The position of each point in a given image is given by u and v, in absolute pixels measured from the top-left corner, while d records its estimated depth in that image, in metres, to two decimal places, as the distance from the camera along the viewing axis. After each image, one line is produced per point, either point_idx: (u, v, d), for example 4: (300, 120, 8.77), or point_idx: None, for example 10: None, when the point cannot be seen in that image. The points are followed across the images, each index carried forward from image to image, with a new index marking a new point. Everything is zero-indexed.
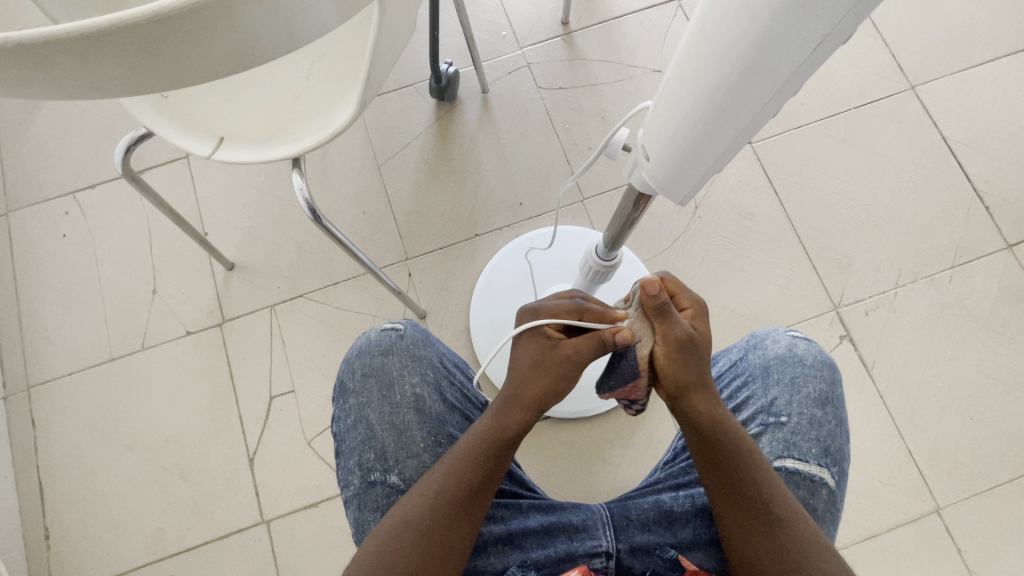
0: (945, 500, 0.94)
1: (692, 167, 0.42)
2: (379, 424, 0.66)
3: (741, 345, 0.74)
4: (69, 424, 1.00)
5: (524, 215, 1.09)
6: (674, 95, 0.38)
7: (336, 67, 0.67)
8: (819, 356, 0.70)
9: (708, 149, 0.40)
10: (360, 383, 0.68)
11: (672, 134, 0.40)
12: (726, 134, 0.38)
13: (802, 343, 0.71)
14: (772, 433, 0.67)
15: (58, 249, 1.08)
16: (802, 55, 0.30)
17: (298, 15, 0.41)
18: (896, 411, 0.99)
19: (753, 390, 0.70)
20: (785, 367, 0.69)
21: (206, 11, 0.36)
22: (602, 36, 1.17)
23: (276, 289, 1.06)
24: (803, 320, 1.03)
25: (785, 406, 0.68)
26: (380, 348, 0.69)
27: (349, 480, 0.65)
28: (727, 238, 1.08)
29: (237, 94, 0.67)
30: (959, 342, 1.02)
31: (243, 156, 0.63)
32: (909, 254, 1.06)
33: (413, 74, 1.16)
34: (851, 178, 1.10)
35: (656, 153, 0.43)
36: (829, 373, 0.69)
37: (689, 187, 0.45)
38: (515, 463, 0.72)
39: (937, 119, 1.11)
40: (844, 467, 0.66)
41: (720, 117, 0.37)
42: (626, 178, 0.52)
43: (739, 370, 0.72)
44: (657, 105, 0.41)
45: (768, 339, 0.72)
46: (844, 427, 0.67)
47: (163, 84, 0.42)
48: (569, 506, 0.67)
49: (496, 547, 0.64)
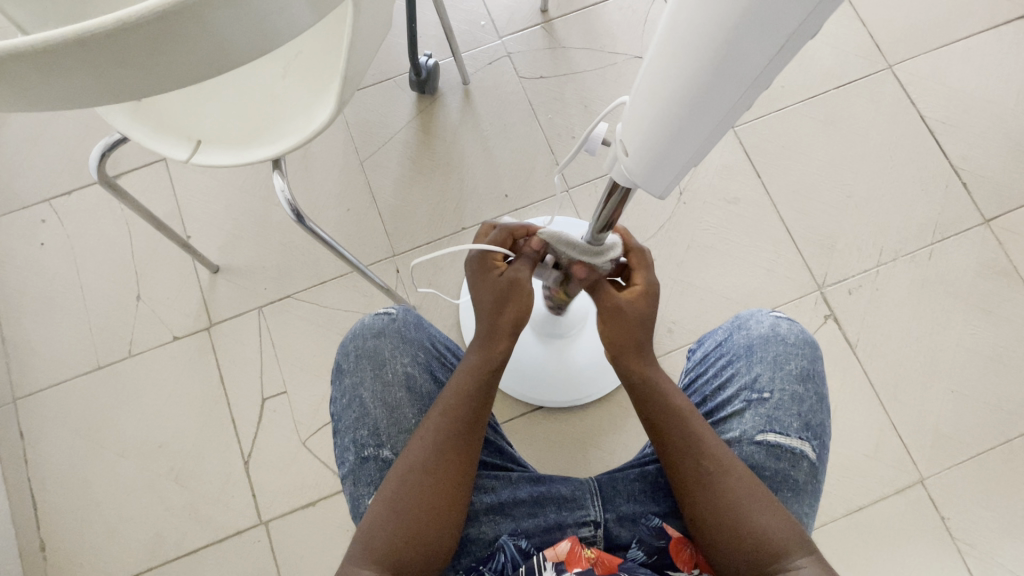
0: (929, 471, 0.97)
1: (672, 161, 0.42)
2: (373, 401, 0.66)
3: (725, 326, 0.75)
4: (60, 434, 0.99)
5: (510, 206, 1.09)
6: (652, 88, 0.38)
7: (312, 63, 0.66)
8: (801, 334, 0.71)
9: (686, 142, 0.40)
10: (354, 363, 0.68)
11: (647, 128, 0.41)
12: (704, 127, 0.38)
13: (786, 322, 0.72)
14: (755, 408, 0.68)
15: (37, 258, 1.06)
16: (774, 48, 0.31)
17: (269, 20, 0.40)
18: (880, 387, 1.01)
19: (736, 368, 0.71)
20: (768, 345, 0.70)
21: (173, 17, 0.36)
22: (582, 23, 1.16)
23: (263, 290, 1.05)
24: (788, 302, 1.05)
25: (767, 382, 0.68)
26: (373, 330, 0.69)
27: (344, 457, 0.66)
28: (712, 222, 1.08)
29: (212, 95, 0.66)
30: (940, 318, 1.04)
31: (223, 159, 0.63)
32: (891, 233, 1.07)
33: (392, 67, 1.14)
34: (833, 159, 1.11)
35: (634, 146, 0.43)
36: (811, 351, 0.70)
37: (668, 180, 0.45)
38: (506, 439, 0.73)
39: (915, 97, 1.13)
40: (825, 441, 0.67)
41: (697, 111, 0.37)
42: (607, 172, 0.51)
43: (724, 350, 0.73)
44: (633, 98, 0.41)
45: (751, 319, 0.73)
46: (825, 403, 0.68)
47: (134, 94, 0.42)
48: (559, 478, 0.68)
49: (488, 517, 0.64)
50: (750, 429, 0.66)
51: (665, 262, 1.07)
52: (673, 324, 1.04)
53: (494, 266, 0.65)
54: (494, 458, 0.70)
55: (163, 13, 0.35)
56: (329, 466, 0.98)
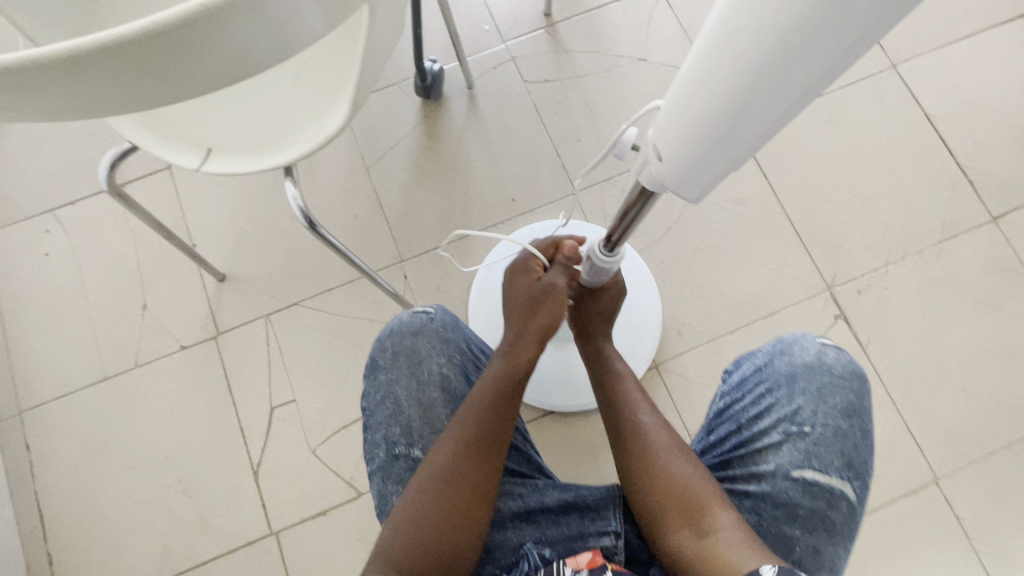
0: (943, 471, 0.97)
1: (710, 168, 0.42)
2: (407, 400, 0.66)
3: (766, 350, 0.72)
4: (66, 446, 0.98)
5: (517, 210, 1.08)
6: (693, 92, 0.38)
7: (323, 71, 0.65)
8: (848, 365, 0.68)
9: (725, 148, 0.40)
10: (389, 359, 0.67)
11: (684, 133, 0.40)
12: (748, 133, 0.38)
13: (832, 351, 0.69)
14: (794, 443, 0.65)
15: (41, 269, 1.06)
16: (831, 53, 0.31)
17: (290, 26, 0.40)
18: (891, 386, 1.01)
19: (777, 398, 0.68)
20: (812, 375, 0.68)
21: (196, 25, 0.35)
22: (586, 26, 1.16)
23: (270, 298, 1.04)
24: (798, 302, 1.04)
25: (809, 416, 0.66)
26: (411, 328, 0.68)
27: (374, 453, 0.65)
28: (719, 224, 1.08)
29: (222, 103, 0.65)
30: (949, 316, 1.04)
31: (235, 167, 0.62)
32: (898, 232, 1.07)
33: (397, 73, 1.14)
34: (838, 159, 1.11)
35: (667, 153, 0.43)
36: (858, 385, 0.67)
37: (701, 187, 0.45)
38: (533, 447, 0.73)
39: (919, 95, 1.13)
40: (865, 481, 0.65)
41: (742, 116, 0.37)
42: (636, 175, 0.51)
43: (763, 376, 0.70)
44: (668, 104, 0.41)
45: (795, 345, 0.70)
46: (869, 440, 0.66)
47: (156, 103, 0.41)
48: (585, 485, 0.67)
49: (513, 522, 0.64)
50: (786, 464, 0.64)
51: (673, 264, 1.06)
52: (682, 326, 1.03)
53: (535, 271, 0.69)
54: (521, 466, 0.69)
55: (186, 21, 0.35)
56: (340, 475, 0.97)
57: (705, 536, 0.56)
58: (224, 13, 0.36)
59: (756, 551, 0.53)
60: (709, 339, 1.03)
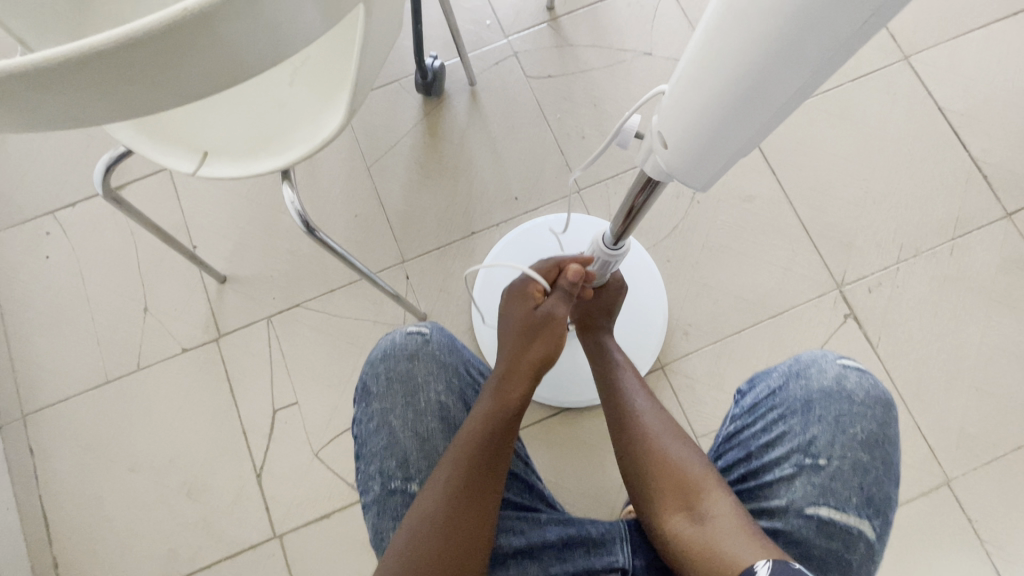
0: (954, 473, 0.95)
1: (725, 144, 0.39)
2: (403, 431, 0.65)
3: (783, 371, 0.71)
4: (70, 449, 0.98)
5: (520, 209, 1.07)
6: (697, 77, 0.37)
7: (321, 71, 0.64)
8: (870, 391, 0.66)
9: (733, 134, 0.38)
10: (383, 387, 0.66)
11: (690, 120, 0.39)
12: (764, 110, 0.36)
13: (853, 375, 0.67)
14: (808, 476, 0.64)
15: (43, 271, 1.05)
16: (842, 32, 0.29)
17: (277, 30, 0.38)
18: (903, 387, 0.99)
19: (790, 426, 0.67)
20: (830, 402, 0.66)
21: (181, 31, 0.34)
22: (589, 20, 1.14)
23: (272, 300, 1.04)
24: (807, 302, 1.02)
25: (825, 447, 0.64)
26: (406, 352, 0.67)
27: (368, 486, 0.64)
28: (727, 222, 1.06)
29: (219, 105, 0.64)
30: (962, 314, 1.02)
31: (230, 172, 0.61)
32: (910, 228, 1.05)
33: (397, 70, 1.12)
34: (849, 154, 1.08)
35: (673, 140, 0.42)
36: (881, 413, 0.65)
37: (708, 174, 0.43)
38: (537, 476, 0.72)
39: (932, 88, 1.10)
40: (887, 518, 0.63)
41: (760, 89, 0.34)
42: (641, 165, 0.50)
43: (778, 401, 0.69)
44: (673, 88, 0.40)
45: (813, 367, 0.69)
46: (892, 474, 0.64)
47: (145, 111, 0.40)
48: (588, 519, 0.67)
49: (516, 560, 0.63)
50: (799, 499, 0.63)
51: (680, 263, 1.05)
52: (689, 327, 1.02)
53: (534, 296, 0.70)
54: (523, 498, 0.68)
55: (168, 28, 0.33)
56: (343, 478, 0.96)
57: (700, 520, 0.59)
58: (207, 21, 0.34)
59: (751, 541, 0.56)
60: (716, 340, 1.01)
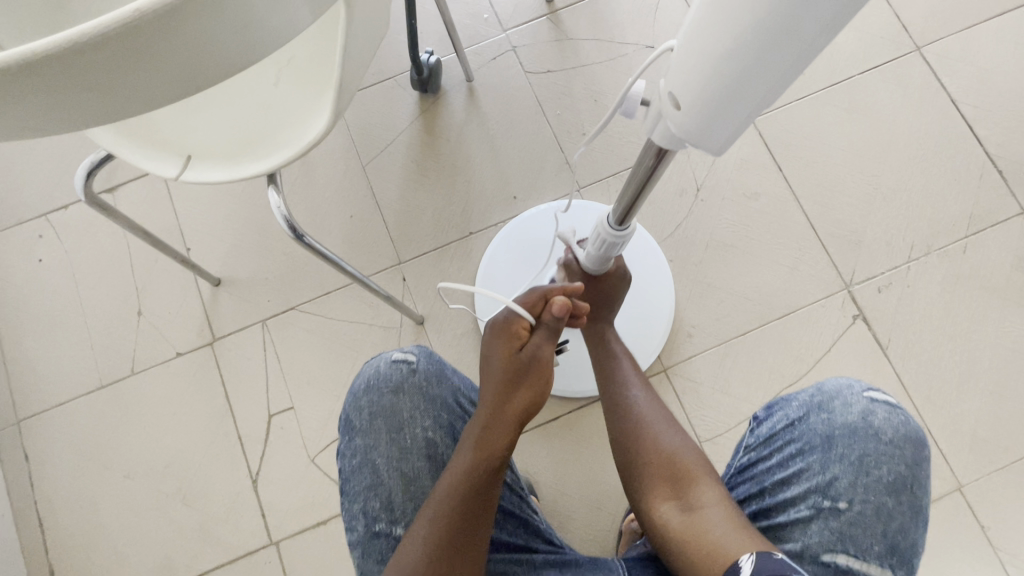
0: (966, 478, 0.93)
1: (744, 90, 0.35)
2: (387, 470, 0.63)
3: (804, 402, 0.68)
4: (65, 455, 0.97)
5: (518, 208, 1.04)
6: (711, 16, 0.33)
7: (307, 69, 0.61)
8: (900, 429, 0.63)
9: (753, 79, 0.34)
10: (367, 422, 0.65)
11: (702, 67, 0.35)
12: (792, 50, 0.32)
13: (881, 411, 0.64)
14: (826, 520, 0.61)
15: (36, 275, 1.04)
16: None
17: (246, 27, 0.36)
18: (913, 390, 0.96)
19: (809, 463, 0.64)
20: (854, 440, 0.63)
21: (135, 33, 0.31)
22: (589, 13, 1.11)
23: (266, 303, 1.02)
24: (815, 302, 0.99)
25: (845, 489, 0.62)
26: (390, 385, 0.65)
27: (353, 524, 0.63)
28: (732, 220, 1.03)
29: (202, 105, 0.62)
30: (975, 315, 0.99)
31: (215, 176, 0.58)
32: (921, 225, 1.02)
33: (393, 66, 1.10)
34: (858, 150, 1.05)
35: (684, 96, 0.38)
36: (910, 453, 0.62)
37: (725, 132, 0.39)
38: (535, 511, 0.70)
39: (945, 80, 1.06)
40: (912, 567, 0.60)
41: (787, 15, 0.30)
42: (648, 133, 0.46)
43: (798, 435, 0.66)
44: (683, 38, 0.36)
45: (838, 400, 0.66)
46: (919, 520, 0.61)
47: (114, 114, 0.38)
48: (586, 563, 0.66)
49: None
50: (815, 545, 0.61)
51: (683, 263, 1.02)
52: (692, 328, 0.99)
53: (519, 334, 0.68)
54: (517, 537, 0.68)
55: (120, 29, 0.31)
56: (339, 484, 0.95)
57: (690, 508, 0.62)
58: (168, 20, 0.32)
59: (739, 530, 0.58)
60: (720, 342, 0.99)
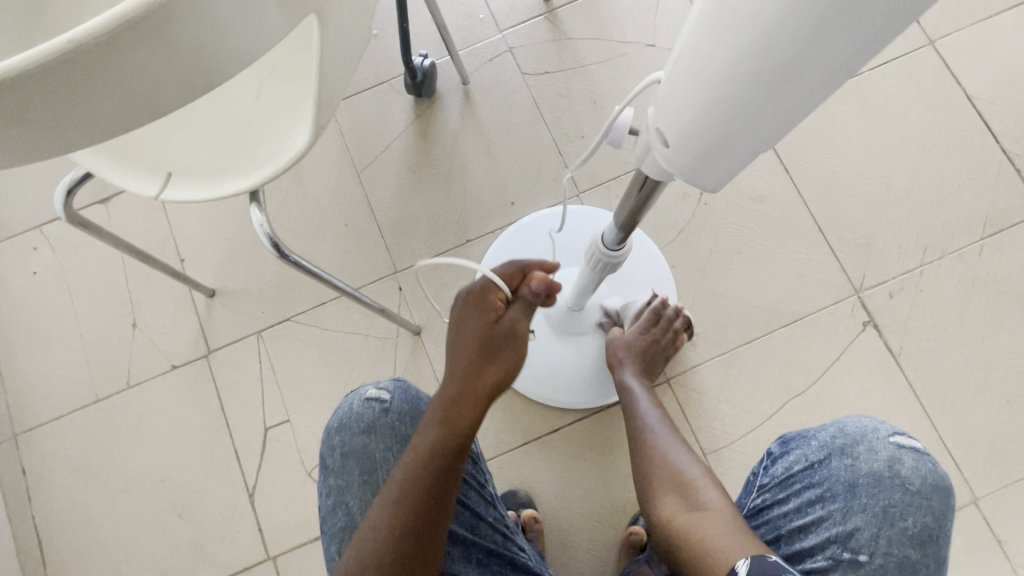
0: (982, 491, 0.89)
1: (742, 135, 0.35)
2: (360, 512, 0.62)
3: (826, 444, 0.65)
4: (62, 470, 0.97)
5: (516, 215, 1.02)
6: (698, 60, 0.33)
7: (287, 82, 0.59)
8: (927, 478, 0.61)
9: (745, 128, 0.34)
10: (340, 463, 0.64)
11: (694, 112, 0.35)
12: (783, 101, 0.31)
13: (908, 459, 0.62)
14: (845, 572, 0.59)
15: (30, 288, 1.03)
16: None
17: (204, 54, 0.35)
18: (927, 399, 0.93)
19: (829, 511, 0.61)
20: (877, 489, 0.61)
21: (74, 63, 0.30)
22: (588, 12, 1.08)
23: (261, 314, 1.00)
24: (823, 309, 0.96)
25: (867, 541, 0.59)
26: (362, 425, 0.65)
27: (331, 564, 0.63)
28: (737, 224, 1.00)
29: (183, 122, 0.60)
30: (991, 320, 0.95)
31: (194, 194, 0.56)
32: (935, 228, 0.98)
33: (387, 70, 1.07)
34: (869, 149, 1.01)
35: (676, 138, 0.38)
36: (936, 505, 0.60)
37: (719, 174, 0.39)
38: (521, 547, 0.68)
39: (959, 75, 1.02)
40: None
41: (777, 76, 0.30)
42: (639, 164, 0.46)
43: (818, 479, 0.64)
44: (673, 77, 0.36)
45: (863, 445, 0.63)
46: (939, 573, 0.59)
47: (70, 144, 0.37)
48: None
49: None
50: None
51: (686, 269, 0.99)
52: (697, 337, 0.96)
53: (494, 306, 0.62)
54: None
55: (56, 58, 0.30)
56: None
57: (693, 508, 0.61)
58: (118, 45, 0.31)
59: (740, 536, 0.57)
60: (725, 351, 0.96)
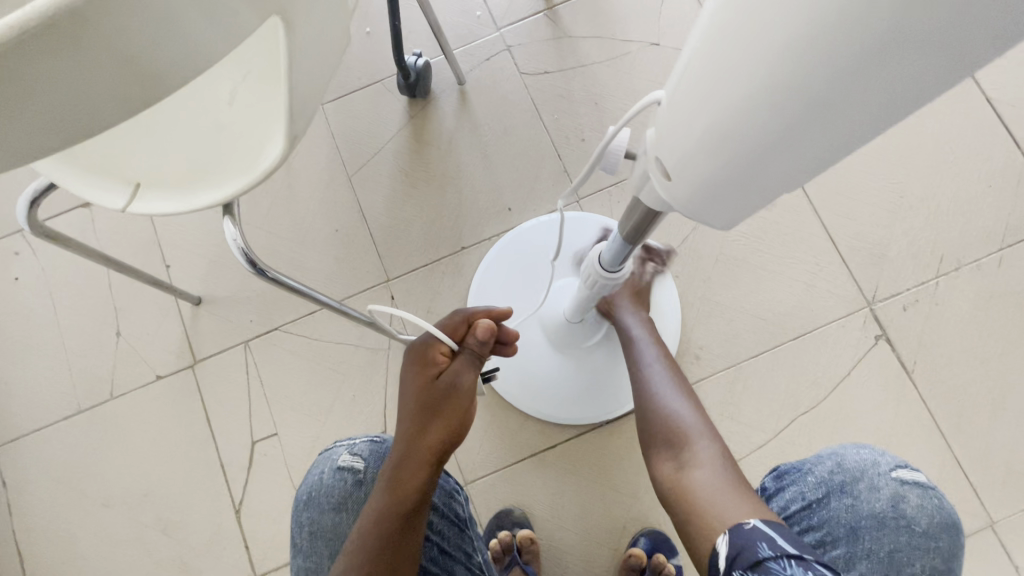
0: (999, 514, 0.85)
1: (759, 170, 0.31)
2: None
3: (824, 482, 0.62)
4: (43, 483, 0.94)
5: (513, 221, 0.98)
6: (708, 83, 0.30)
7: (258, 88, 0.55)
8: (933, 516, 0.59)
9: (764, 163, 0.31)
10: (308, 542, 0.63)
11: (704, 139, 0.32)
12: (808, 136, 0.28)
13: (912, 497, 0.59)
14: None
15: (12, 294, 1.00)
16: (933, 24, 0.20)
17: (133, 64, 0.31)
18: (942, 417, 0.88)
19: (832, 558, 0.59)
20: (883, 533, 0.58)
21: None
22: (590, 9, 1.03)
23: (249, 323, 0.97)
24: (833, 321, 0.92)
25: None
26: (331, 502, 0.63)
27: None
28: (744, 232, 0.96)
29: (152, 129, 0.56)
30: (1009, 334, 0.91)
31: (166, 207, 0.53)
32: (952, 236, 0.93)
33: (380, 69, 1.03)
34: (883, 154, 0.97)
35: (687, 171, 0.35)
36: (944, 546, 0.57)
37: (730, 210, 0.36)
38: None
39: (979, 77, 0.97)
40: None
41: (805, 106, 0.26)
42: (639, 190, 0.44)
43: (818, 521, 0.60)
44: (678, 101, 0.33)
45: (864, 484, 0.60)
46: None
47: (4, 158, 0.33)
48: None
49: None
50: None
51: (689, 279, 0.95)
52: (701, 349, 0.92)
53: (437, 360, 0.62)
54: None
55: None
56: None
57: (684, 464, 0.64)
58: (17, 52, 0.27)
59: (738, 500, 0.56)
60: (730, 365, 0.92)
